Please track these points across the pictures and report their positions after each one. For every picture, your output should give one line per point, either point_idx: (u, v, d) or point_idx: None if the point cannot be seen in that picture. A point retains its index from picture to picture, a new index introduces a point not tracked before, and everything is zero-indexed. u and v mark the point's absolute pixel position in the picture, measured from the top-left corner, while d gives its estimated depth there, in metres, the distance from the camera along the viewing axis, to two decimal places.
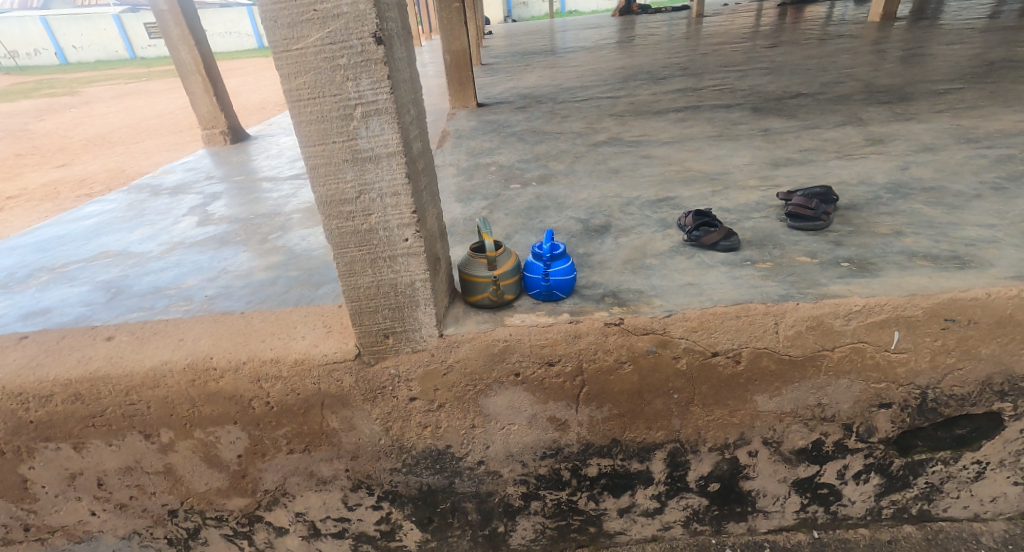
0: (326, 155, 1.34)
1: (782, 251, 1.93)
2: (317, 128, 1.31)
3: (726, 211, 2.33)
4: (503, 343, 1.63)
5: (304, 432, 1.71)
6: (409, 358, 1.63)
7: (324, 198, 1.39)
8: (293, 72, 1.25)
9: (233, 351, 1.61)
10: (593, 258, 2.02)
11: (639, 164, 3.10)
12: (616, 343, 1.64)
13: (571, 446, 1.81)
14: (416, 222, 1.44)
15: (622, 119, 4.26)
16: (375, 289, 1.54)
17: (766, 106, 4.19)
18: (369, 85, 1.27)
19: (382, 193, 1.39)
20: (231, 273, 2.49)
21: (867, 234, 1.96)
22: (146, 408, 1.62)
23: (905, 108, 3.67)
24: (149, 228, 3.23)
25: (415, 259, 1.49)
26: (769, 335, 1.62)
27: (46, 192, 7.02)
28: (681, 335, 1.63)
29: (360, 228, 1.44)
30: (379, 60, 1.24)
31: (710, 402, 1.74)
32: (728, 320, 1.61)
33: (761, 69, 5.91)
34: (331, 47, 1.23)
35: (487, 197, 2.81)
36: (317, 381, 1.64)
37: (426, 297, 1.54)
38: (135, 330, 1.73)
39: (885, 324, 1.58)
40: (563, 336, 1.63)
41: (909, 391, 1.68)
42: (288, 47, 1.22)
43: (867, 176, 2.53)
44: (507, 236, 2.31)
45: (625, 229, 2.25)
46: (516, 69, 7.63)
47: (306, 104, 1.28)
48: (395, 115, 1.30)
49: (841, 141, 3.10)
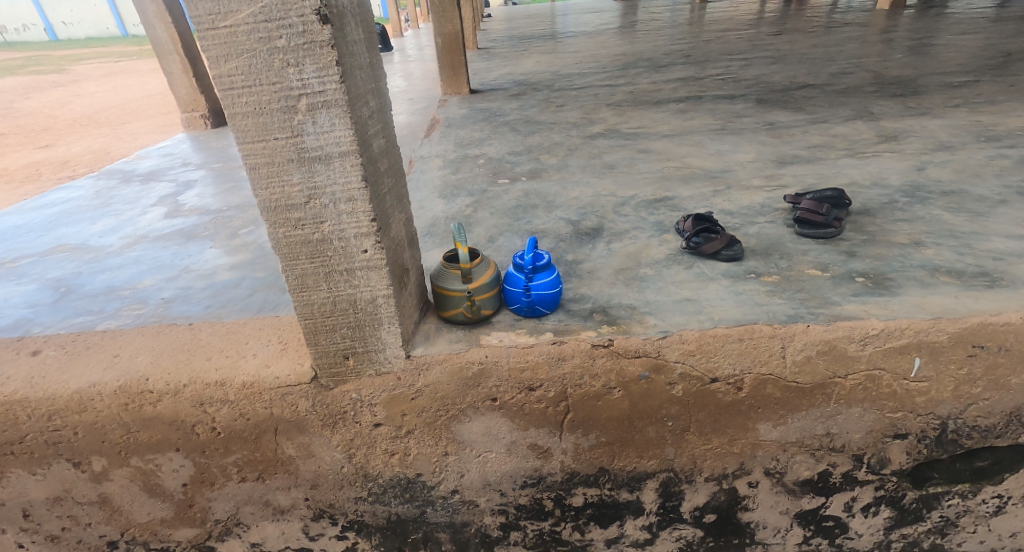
0: (266, 154, 1.14)
1: (790, 262, 1.75)
2: (255, 122, 1.11)
3: (728, 214, 2.15)
4: (478, 366, 1.46)
5: (256, 460, 1.55)
6: (372, 382, 1.46)
7: (266, 202, 1.20)
8: (221, 55, 1.05)
9: (172, 373, 1.43)
10: (582, 267, 1.84)
11: (635, 159, 2.91)
12: (605, 367, 1.47)
13: (553, 475, 1.65)
14: (376, 232, 1.25)
15: (619, 109, 4.06)
16: (331, 306, 1.35)
17: (771, 97, 3.99)
18: (314, 73, 1.07)
19: (335, 198, 1.20)
20: (192, 273, 2.34)
21: (882, 244, 1.78)
22: (73, 434, 1.45)
23: (918, 101, 3.47)
24: (113, 219, 3.05)
25: (376, 273, 1.30)
26: (775, 360, 1.45)
27: (27, 173, 6.81)
28: (677, 360, 1.46)
29: (310, 238, 1.25)
30: (325, 43, 1.05)
31: (707, 430, 1.57)
32: (729, 343, 1.44)
33: (765, 57, 5.69)
34: (266, 26, 1.03)
35: (472, 193, 2.61)
36: (269, 406, 1.47)
37: (390, 315, 1.36)
38: (64, 344, 1.55)
39: (905, 350, 1.40)
40: (544, 358, 1.46)
41: (928, 422, 1.51)
42: (215, 24, 1.03)
43: (880, 177, 2.34)
44: (491, 239, 2.12)
45: (618, 233, 2.08)
46: (513, 54, 7.40)
47: (239, 93, 1.09)
48: (347, 108, 1.11)
49: (851, 137, 2.91)
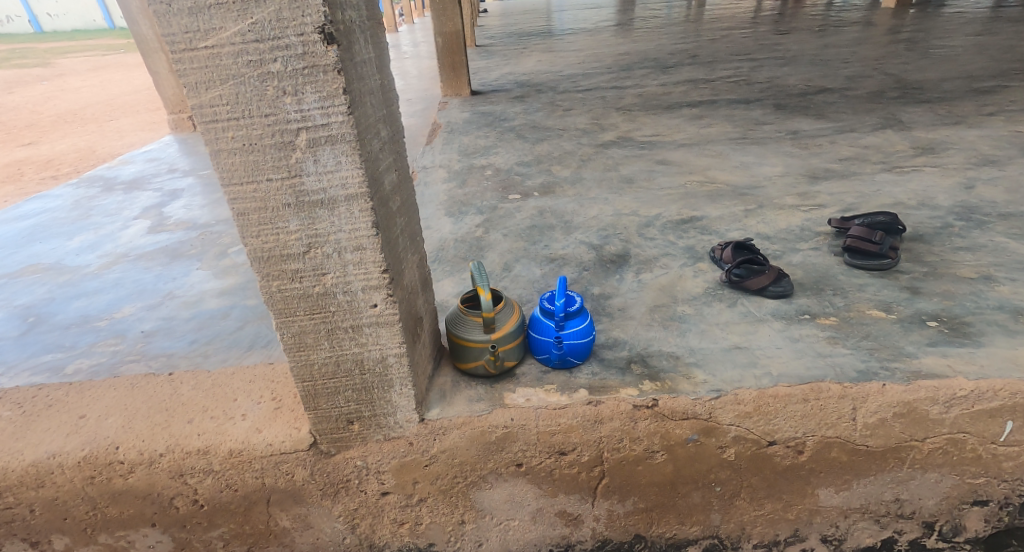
0: (257, 198, 0.94)
1: (845, 300, 1.56)
2: (244, 161, 0.91)
3: (766, 239, 1.96)
4: (503, 430, 1.26)
5: (245, 533, 1.34)
6: (381, 448, 1.26)
7: (257, 251, 1.00)
8: (201, 82, 0.85)
9: (145, 440, 1.22)
10: (611, 303, 1.65)
11: (654, 172, 2.71)
12: (648, 430, 1.28)
13: (583, 543, 1.44)
14: (388, 284, 1.05)
15: (630, 114, 3.87)
16: (333, 367, 1.14)
17: (790, 103, 3.81)
18: (316, 102, 0.87)
19: (340, 247, 1.00)
20: (176, 300, 2.12)
21: (947, 278, 1.60)
22: (29, 511, 1.25)
23: (948, 107, 3.30)
24: (92, 233, 2.83)
25: (387, 330, 1.11)
26: (843, 423, 1.26)
27: (7, 173, 6.53)
28: (731, 423, 1.27)
29: (310, 292, 1.05)
30: (329, 68, 0.85)
31: (760, 495, 1.38)
32: (793, 404, 1.25)
33: (776, 58, 5.49)
34: (257, 47, 0.83)
35: (481, 210, 2.42)
36: (260, 475, 1.26)
37: (402, 376, 1.17)
38: (23, 403, 1.34)
39: (995, 414, 1.22)
40: (579, 421, 1.27)
41: (1013, 487, 1.33)
42: (193, 44, 0.82)
43: (926, 196, 2.16)
44: (507, 266, 1.93)
45: (647, 260, 1.89)
46: (513, 52, 7.18)
47: (224, 126, 0.88)
48: (355, 144, 0.91)
49: (884, 149, 2.73)
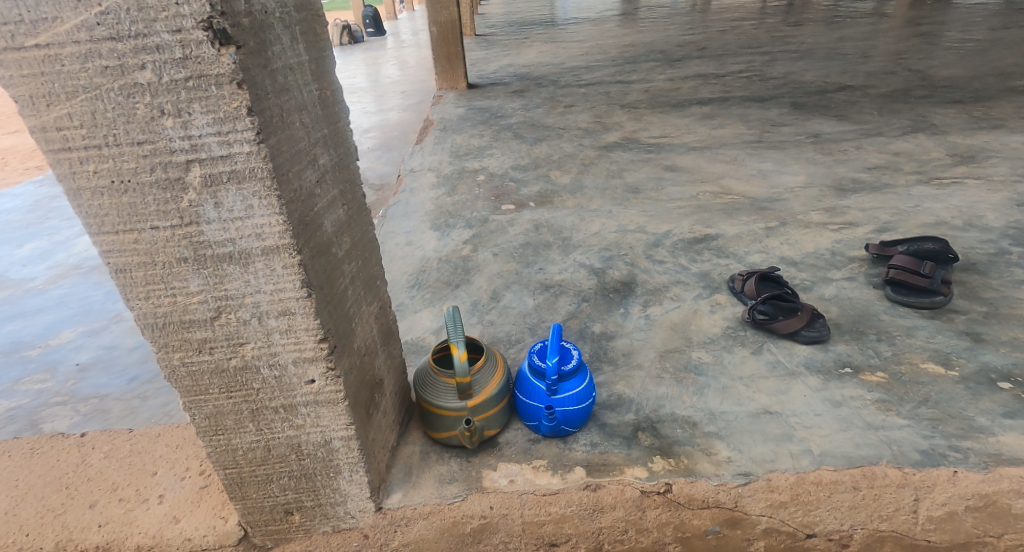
0: (140, 250, 0.69)
1: (893, 347, 1.32)
2: (117, 203, 0.66)
3: (793, 265, 1.71)
4: (479, 521, 1.02)
5: None
6: (329, 541, 1.02)
7: (146, 318, 0.74)
8: (39, 95, 0.59)
9: (33, 533, 0.99)
10: (614, 346, 1.41)
11: (663, 180, 2.46)
12: (658, 520, 1.04)
13: None
14: (327, 356, 0.81)
15: (636, 112, 3.60)
16: (262, 453, 0.90)
17: (808, 101, 3.54)
18: (209, 125, 0.62)
19: (261, 313, 0.76)
20: (123, 324, 1.87)
21: (1012, 323, 1.36)
22: None
23: (984, 109, 3.03)
24: (45, 240, 2.59)
25: (330, 410, 0.86)
26: (901, 515, 1.01)
27: None
28: (761, 513, 1.03)
29: (224, 367, 0.80)
30: (225, 80, 0.60)
31: None
32: (840, 493, 1.01)
33: (789, 52, 5.20)
34: (114, 47, 0.57)
35: (470, 223, 2.17)
36: None
37: (352, 462, 0.92)
38: None
39: None
40: (574, 510, 1.03)
41: None
42: (18, 42, 0.57)
43: (973, 214, 1.90)
44: (495, 294, 1.68)
45: (656, 290, 1.64)
46: (513, 43, 6.89)
47: (81, 156, 0.63)
48: (271, 182, 0.66)
49: (918, 156, 2.47)
